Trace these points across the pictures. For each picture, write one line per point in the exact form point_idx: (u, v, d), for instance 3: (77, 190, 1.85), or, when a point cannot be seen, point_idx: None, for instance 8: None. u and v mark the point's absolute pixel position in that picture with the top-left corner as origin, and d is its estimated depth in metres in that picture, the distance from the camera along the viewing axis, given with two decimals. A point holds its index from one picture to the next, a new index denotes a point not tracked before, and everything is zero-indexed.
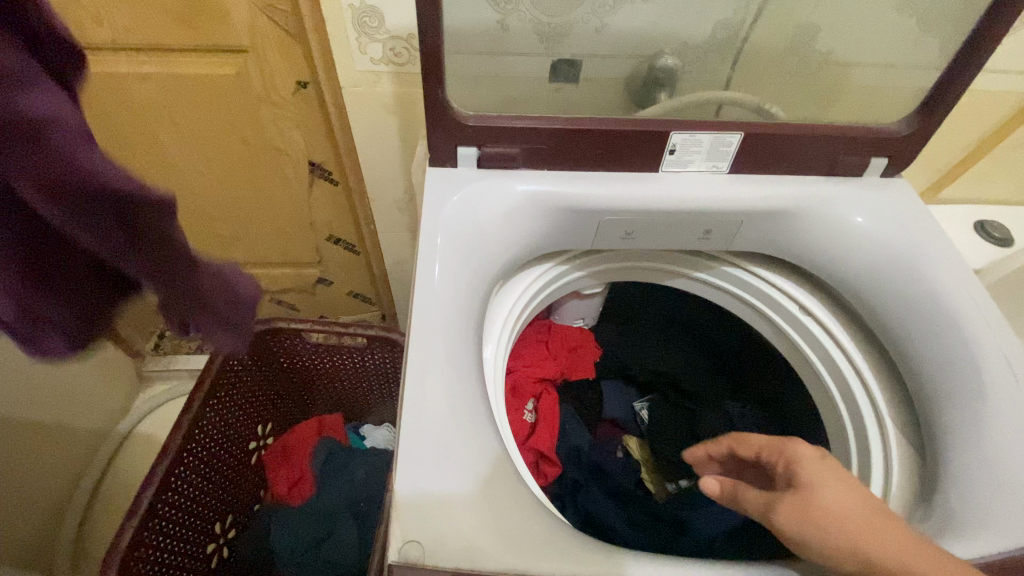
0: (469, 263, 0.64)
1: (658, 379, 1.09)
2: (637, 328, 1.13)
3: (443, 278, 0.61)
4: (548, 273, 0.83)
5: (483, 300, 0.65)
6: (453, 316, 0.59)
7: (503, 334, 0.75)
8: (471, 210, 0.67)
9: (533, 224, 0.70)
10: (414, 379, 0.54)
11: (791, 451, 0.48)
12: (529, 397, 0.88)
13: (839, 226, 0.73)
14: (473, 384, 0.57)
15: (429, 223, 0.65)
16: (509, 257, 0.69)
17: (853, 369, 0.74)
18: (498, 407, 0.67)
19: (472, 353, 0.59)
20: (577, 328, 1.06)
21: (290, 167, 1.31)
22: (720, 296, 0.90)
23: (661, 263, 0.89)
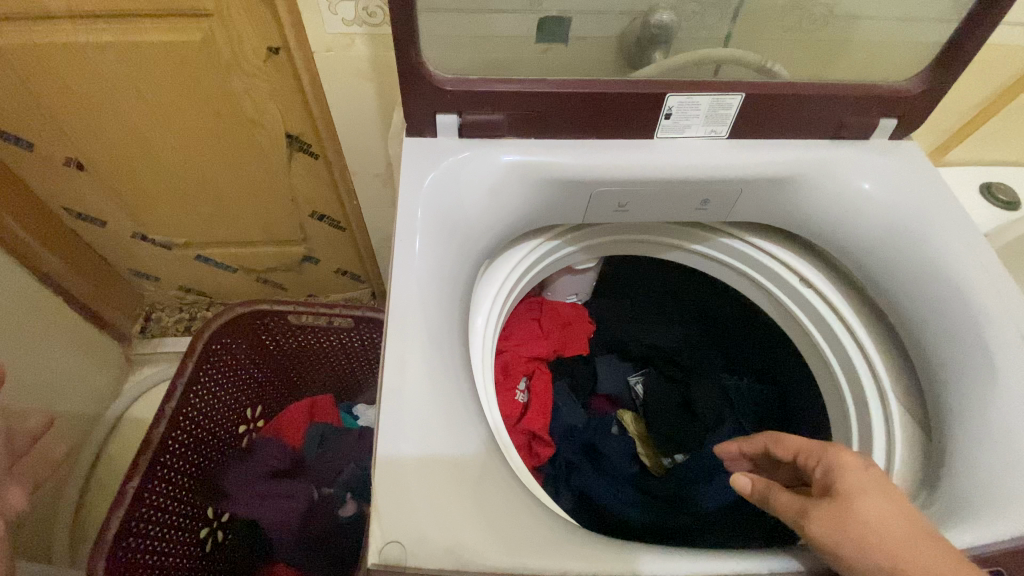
0: (451, 241, 0.60)
1: (654, 353, 1.07)
2: (632, 301, 1.09)
3: (423, 257, 0.57)
4: (538, 248, 0.79)
5: (468, 281, 0.62)
6: (435, 299, 0.56)
7: (490, 314, 0.71)
8: (453, 182, 0.62)
9: (520, 197, 0.65)
10: (392, 367, 0.50)
11: (833, 458, 0.45)
12: (521, 376, 0.85)
13: (845, 193, 0.69)
14: (457, 370, 0.53)
15: (407, 199, 0.60)
16: (495, 234, 0.65)
17: (856, 343, 0.72)
18: (488, 391, 0.65)
19: (455, 338, 0.56)
20: (570, 305, 1.03)
21: (268, 140, 1.25)
22: (717, 269, 0.86)
23: (657, 236, 0.85)
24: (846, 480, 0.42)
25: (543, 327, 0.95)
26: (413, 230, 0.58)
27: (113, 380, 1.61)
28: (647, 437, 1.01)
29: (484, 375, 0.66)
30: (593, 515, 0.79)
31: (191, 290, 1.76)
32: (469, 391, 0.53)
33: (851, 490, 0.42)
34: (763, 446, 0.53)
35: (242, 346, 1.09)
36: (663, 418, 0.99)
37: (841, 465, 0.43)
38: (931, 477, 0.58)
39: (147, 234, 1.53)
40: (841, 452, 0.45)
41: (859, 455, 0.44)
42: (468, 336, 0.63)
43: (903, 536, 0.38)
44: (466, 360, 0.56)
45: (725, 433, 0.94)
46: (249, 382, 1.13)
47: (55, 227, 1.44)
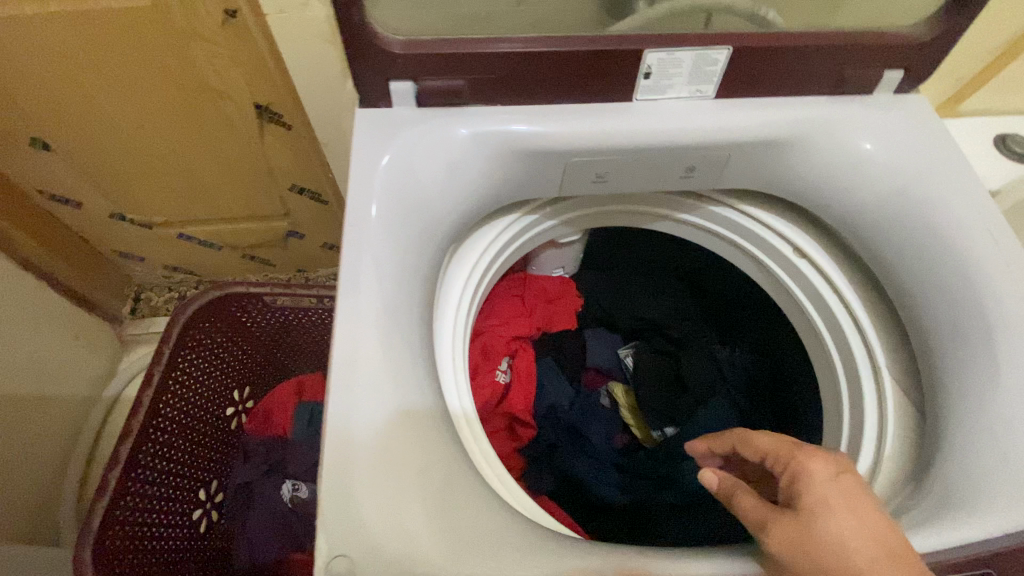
0: (408, 224, 0.55)
1: (644, 326, 1.03)
2: (620, 272, 1.05)
3: (377, 244, 0.53)
4: (512, 226, 0.74)
5: (431, 266, 0.57)
6: (390, 290, 0.52)
7: (461, 296, 0.67)
8: (410, 159, 0.57)
9: (484, 173, 0.60)
10: (340, 368, 0.47)
11: (800, 465, 0.42)
12: (502, 357, 0.81)
13: (843, 158, 0.63)
14: (415, 367, 0.50)
15: (359, 178, 0.55)
16: (460, 213, 0.60)
17: (850, 316, 0.68)
18: (459, 380, 0.62)
19: (413, 331, 0.53)
20: (557, 278, 0.99)
21: (236, 111, 1.18)
22: (706, 239, 0.82)
23: (642, 206, 0.80)
24: (815, 492, 0.39)
25: (526, 304, 0.91)
26: (365, 215, 0.53)
27: (108, 361, 1.62)
28: (637, 411, 0.99)
29: (457, 362, 0.63)
30: (575, 496, 0.79)
31: (178, 269, 1.73)
32: (428, 390, 0.50)
33: (816, 503, 0.39)
34: (730, 444, 0.50)
35: (220, 329, 1.06)
36: (653, 391, 0.96)
37: (809, 475, 0.40)
38: (917, 466, 0.55)
39: (126, 214, 1.49)
40: (811, 457, 0.42)
41: (831, 461, 0.41)
42: (432, 325, 0.60)
43: (870, 557, 0.36)
44: (426, 353, 0.53)
45: (715, 407, 0.93)
46: (232, 365, 1.11)
47: (32, 212, 1.41)
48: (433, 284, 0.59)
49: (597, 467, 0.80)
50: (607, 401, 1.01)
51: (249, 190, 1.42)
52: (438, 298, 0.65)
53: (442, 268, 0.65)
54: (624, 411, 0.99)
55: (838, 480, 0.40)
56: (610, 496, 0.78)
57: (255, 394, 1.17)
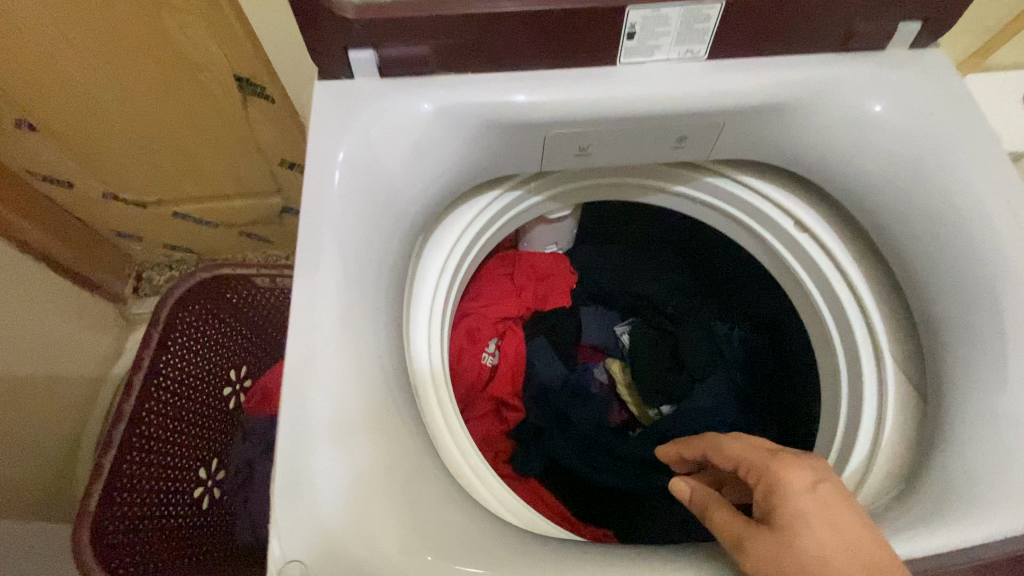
0: (372, 208, 0.52)
1: (641, 302, 1.00)
2: (618, 246, 1.00)
3: (336, 231, 0.49)
4: (493, 204, 0.70)
5: (400, 251, 0.54)
6: (350, 281, 0.49)
7: (439, 278, 0.64)
8: (373, 136, 0.53)
9: (455, 150, 0.56)
10: (296, 367, 0.45)
11: (777, 478, 0.40)
12: (490, 338, 0.79)
13: (852, 122, 0.58)
14: (378, 363, 0.47)
15: (318, 158, 0.52)
16: (431, 194, 0.56)
17: (851, 294, 0.64)
18: (437, 366, 0.59)
19: (379, 322, 0.50)
20: (549, 255, 0.95)
21: (216, 84, 1.14)
22: (704, 211, 0.77)
23: (634, 179, 0.76)
24: (791, 507, 0.39)
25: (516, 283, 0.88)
26: (324, 200, 0.50)
27: (116, 339, 1.65)
28: (633, 387, 0.96)
29: (435, 347, 0.60)
30: (563, 478, 0.78)
31: (177, 249, 1.72)
32: (394, 386, 0.48)
33: (793, 519, 0.38)
34: (704, 447, 0.50)
35: (210, 311, 1.05)
36: (649, 369, 0.94)
37: (786, 488, 0.40)
38: (916, 458, 0.53)
39: (118, 194, 1.46)
40: (787, 469, 0.40)
41: (807, 471, 0.40)
42: (403, 313, 0.57)
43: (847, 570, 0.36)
44: (393, 346, 0.51)
45: (714, 386, 0.89)
46: (223, 344, 1.08)
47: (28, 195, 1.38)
48: (405, 270, 0.56)
49: (588, 450, 0.79)
50: (602, 376, 0.99)
51: (246, 132, 1.28)
52: (412, 283, 0.62)
53: (417, 249, 0.62)
54: (620, 388, 0.97)
55: (814, 493, 0.39)
56: (603, 480, 0.78)
57: (252, 372, 1.13)
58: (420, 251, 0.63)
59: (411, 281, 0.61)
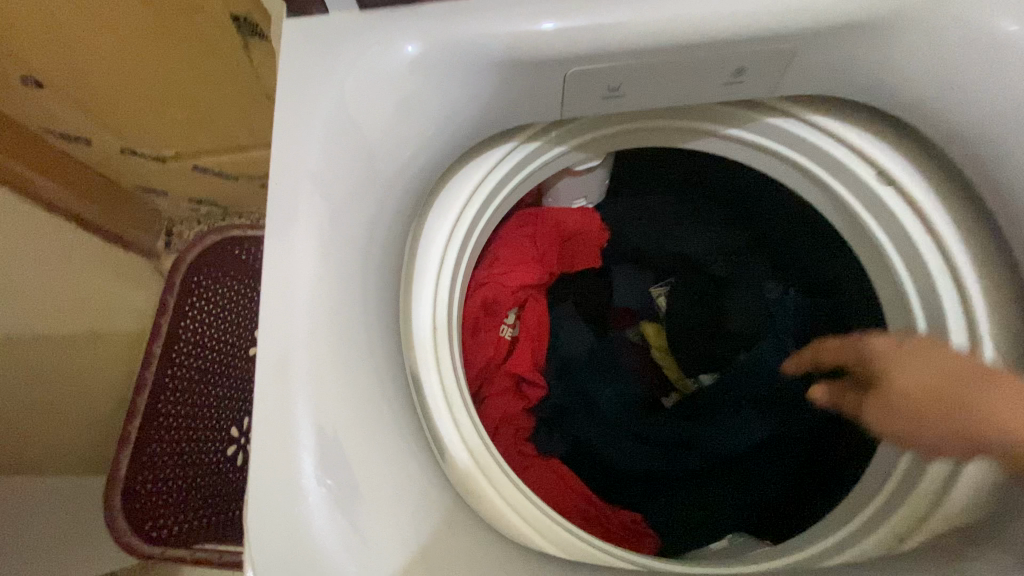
0: (355, 180, 0.44)
1: (681, 260, 0.90)
2: (657, 192, 0.88)
3: (313, 210, 0.42)
4: (507, 160, 0.61)
5: (391, 228, 0.48)
6: (332, 271, 0.42)
7: (444, 250, 0.57)
8: (351, 89, 0.44)
9: (453, 103, 0.46)
10: (271, 371, 0.40)
11: (869, 348, 0.53)
12: (509, 311, 0.73)
13: (972, 45, 0.45)
14: (364, 364, 0.42)
15: (291, 117, 0.44)
16: (427, 158, 0.48)
17: (946, 263, 0.55)
18: (437, 352, 0.54)
19: (366, 315, 0.44)
20: (577, 210, 0.85)
21: (214, 27, 1.03)
22: (761, 159, 0.65)
23: (678, 122, 0.63)
24: (887, 362, 0.51)
25: (539, 245, 0.79)
26: (300, 170, 0.43)
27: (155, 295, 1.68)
28: (669, 352, 0.89)
29: (439, 330, 0.55)
30: (585, 456, 0.74)
31: (203, 202, 1.67)
32: (382, 390, 0.43)
33: (892, 368, 0.50)
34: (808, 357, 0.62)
35: (226, 274, 1.00)
36: (685, 335, 0.86)
37: (877, 351, 0.52)
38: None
39: (136, 149, 1.40)
40: (874, 340, 0.53)
41: (893, 337, 0.52)
42: (399, 297, 0.52)
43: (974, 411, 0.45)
44: (384, 339, 0.45)
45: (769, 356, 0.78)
46: (238, 303, 1.00)
47: (46, 153, 1.32)
48: (400, 252, 0.50)
49: (611, 428, 0.75)
50: (635, 339, 0.92)
51: (254, 77, 1.18)
52: (410, 257, 0.55)
53: (417, 217, 0.54)
54: (655, 351, 0.90)
55: (903, 348, 0.50)
56: (631, 462, 0.73)
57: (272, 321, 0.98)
58: (421, 221, 0.57)
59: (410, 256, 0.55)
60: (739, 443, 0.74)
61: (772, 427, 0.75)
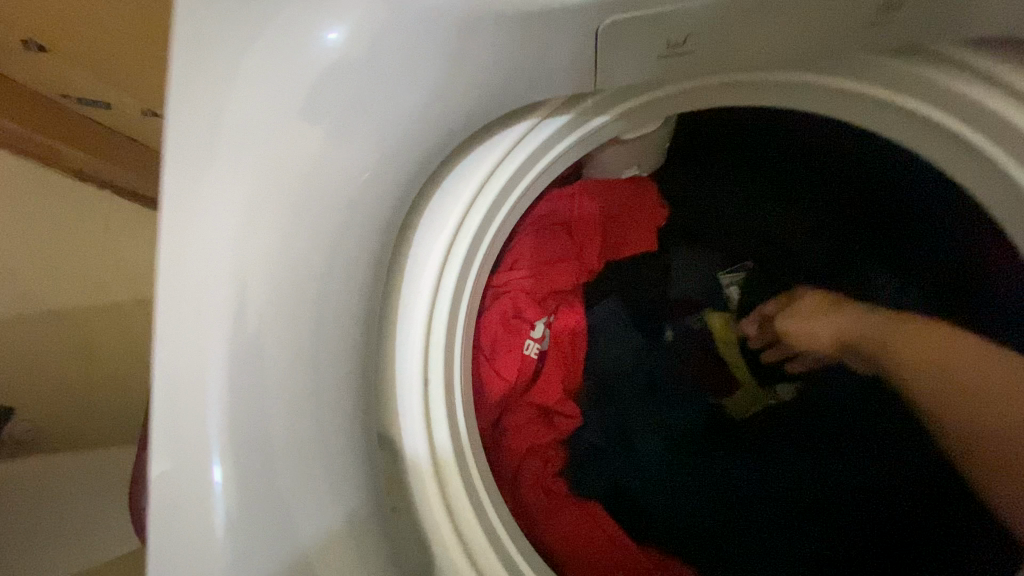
0: (277, 221, 0.32)
1: (758, 242, 0.72)
2: (751, 183, 0.71)
3: (217, 270, 0.32)
4: (524, 143, 0.47)
5: (343, 272, 0.36)
6: (244, 350, 0.32)
7: (437, 275, 0.44)
8: (263, 95, 0.31)
9: (426, 96, 0.34)
10: (180, 467, 0.32)
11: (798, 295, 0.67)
12: (536, 323, 0.60)
13: None
14: (296, 461, 0.33)
15: (193, 114, 0.32)
16: (393, 169, 0.37)
17: None
18: (424, 413, 0.42)
19: (304, 395, 0.34)
20: (627, 184, 0.68)
21: None
22: (883, 118, 0.48)
23: (762, 74, 0.47)
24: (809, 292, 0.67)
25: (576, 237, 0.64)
26: (205, 194, 0.32)
27: None
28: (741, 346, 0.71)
29: (431, 380, 0.43)
30: (614, 492, 0.63)
31: None
32: (320, 487, 0.34)
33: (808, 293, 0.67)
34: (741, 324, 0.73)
35: None
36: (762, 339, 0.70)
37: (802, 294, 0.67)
38: None
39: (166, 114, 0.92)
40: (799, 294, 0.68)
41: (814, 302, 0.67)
42: (371, 346, 0.41)
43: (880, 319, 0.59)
44: (342, 410, 0.37)
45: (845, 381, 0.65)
46: None
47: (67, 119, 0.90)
48: (379, 286, 0.40)
49: (641, 457, 0.65)
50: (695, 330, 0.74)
51: None
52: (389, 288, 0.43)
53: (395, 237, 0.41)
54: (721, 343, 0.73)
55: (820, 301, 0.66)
56: (667, 502, 0.64)
57: None
58: (403, 239, 0.44)
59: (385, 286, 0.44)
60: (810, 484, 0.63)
61: (860, 468, 0.62)
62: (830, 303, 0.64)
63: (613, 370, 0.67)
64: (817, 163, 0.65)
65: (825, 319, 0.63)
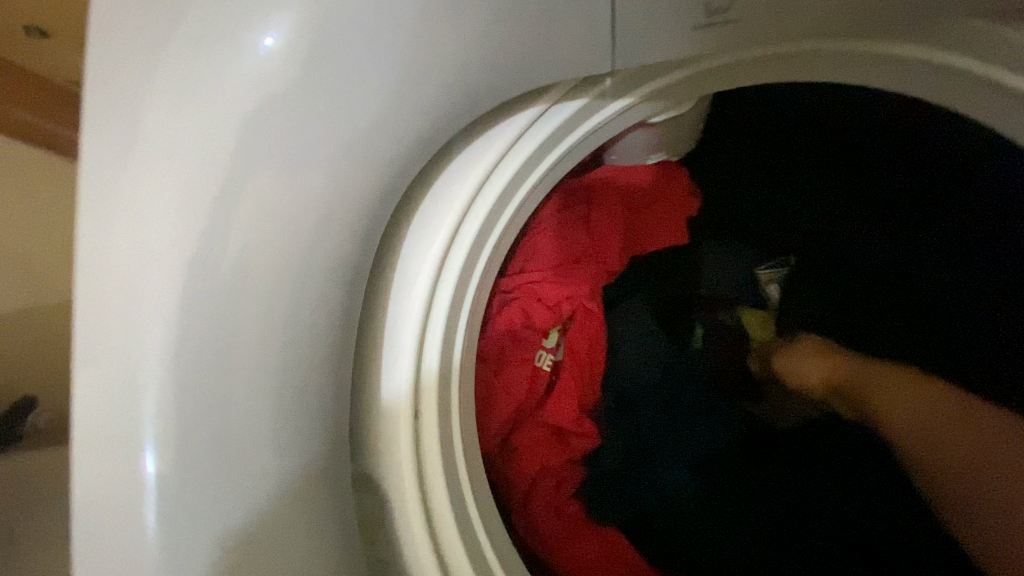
0: (227, 253, 0.27)
1: (802, 234, 0.64)
2: (805, 155, 0.63)
3: (153, 321, 0.25)
4: (532, 133, 0.40)
5: (312, 302, 0.31)
6: (192, 413, 0.26)
7: (429, 291, 0.38)
8: (193, 106, 0.26)
9: (392, 89, 0.29)
10: (97, 527, 0.25)
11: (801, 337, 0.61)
12: (548, 331, 0.54)
13: None
14: (265, 528, 0.28)
15: (115, 89, 0.26)
16: (365, 178, 0.32)
17: None
18: (412, 453, 0.36)
19: (269, 452, 0.29)
20: (654, 171, 0.61)
21: None
22: (960, 92, 0.40)
23: (798, 47, 0.40)
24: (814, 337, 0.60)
25: (594, 233, 0.57)
26: (135, 186, 0.25)
27: None
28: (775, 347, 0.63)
29: (422, 413, 0.37)
30: (645, 524, 0.56)
31: None
32: (294, 548, 0.30)
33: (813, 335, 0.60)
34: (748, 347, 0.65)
35: None
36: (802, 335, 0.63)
37: (808, 336, 0.60)
38: None
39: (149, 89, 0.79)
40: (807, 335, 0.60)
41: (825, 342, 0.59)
42: (346, 376, 0.36)
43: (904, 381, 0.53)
44: (317, 455, 0.32)
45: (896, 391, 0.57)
46: None
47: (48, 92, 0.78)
48: (354, 307, 0.36)
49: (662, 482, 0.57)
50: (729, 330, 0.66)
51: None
52: (370, 308, 0.37)
53: (371, 252, 0.36)
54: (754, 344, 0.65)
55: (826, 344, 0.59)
56: (689, 531, 0.56)
57: None
58: (387, 250, 0.38)
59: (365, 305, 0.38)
60: (846, 513, 0.55)
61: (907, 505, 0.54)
62: (836, 353, 0.57)
63: (637, 382, 0.60)
64: (893, 132, 0.56)
65: (827, 367, 0.57)
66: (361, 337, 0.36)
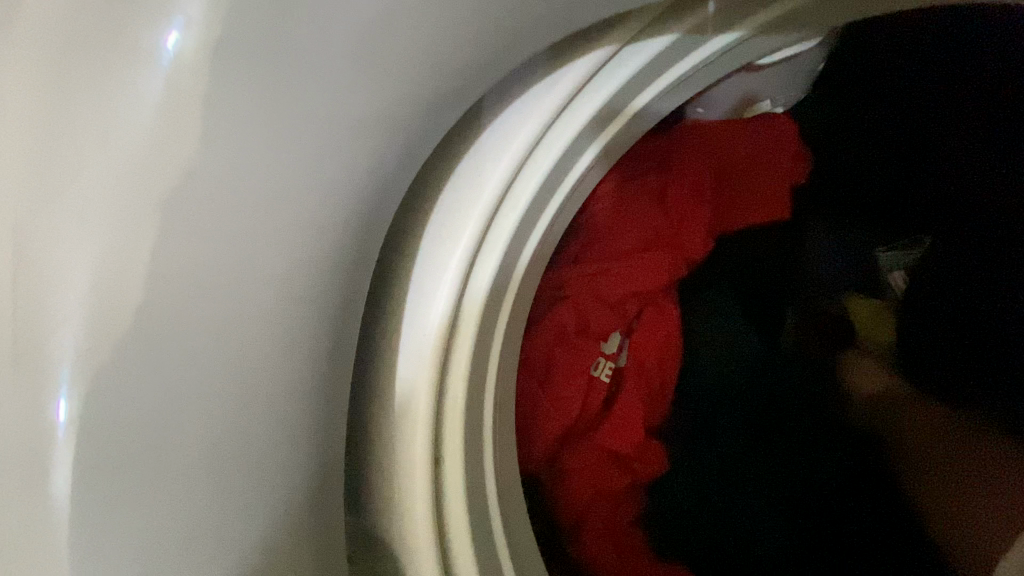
0: (139, 298, 0.19)
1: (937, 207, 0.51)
2: (957, 96, 0.48)
3: (49, 403, 0.18)
4: (596, 88, 0.30)
5: (287, 343, 0.23)
6: (109, 505, 0.19)
7: (455, 300, 0.30)
8: (79, 111, 0.18)
9: (365, 52, 0.21)
10: None
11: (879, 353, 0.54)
12: (608, 334, 0.45)
13: None
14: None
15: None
16: (351, 174, 0.23)
17: None
18: (431, 510, 0.29)
19: (230, 536, 0.23)
20: (760, 120, 0.48)
21: None
22: None
23: None
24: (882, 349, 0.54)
25: (674, 209, 0.45)
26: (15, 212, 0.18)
27: None
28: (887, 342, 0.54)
29: (444, 459, 0.30)
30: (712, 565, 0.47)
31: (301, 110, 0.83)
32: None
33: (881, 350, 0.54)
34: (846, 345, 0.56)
35: None
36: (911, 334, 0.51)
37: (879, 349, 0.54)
38: None
39: None
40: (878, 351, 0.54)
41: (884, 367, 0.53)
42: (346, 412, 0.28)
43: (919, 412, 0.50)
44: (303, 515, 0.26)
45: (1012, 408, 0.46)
46: None
47: None
48: (350, 337, 0.27)
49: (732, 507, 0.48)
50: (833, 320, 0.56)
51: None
52: (378, 322, 0.29)
53: (374, 257, 0.27)
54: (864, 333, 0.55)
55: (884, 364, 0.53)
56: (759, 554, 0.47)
57: None
58: (398, 246, 0.29)
59: (369, 318, 0.29)
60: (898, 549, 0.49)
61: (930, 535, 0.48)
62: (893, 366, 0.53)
63: (713, 395, 0.50)
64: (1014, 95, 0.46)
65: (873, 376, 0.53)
66: (372, 358, 0.29)
